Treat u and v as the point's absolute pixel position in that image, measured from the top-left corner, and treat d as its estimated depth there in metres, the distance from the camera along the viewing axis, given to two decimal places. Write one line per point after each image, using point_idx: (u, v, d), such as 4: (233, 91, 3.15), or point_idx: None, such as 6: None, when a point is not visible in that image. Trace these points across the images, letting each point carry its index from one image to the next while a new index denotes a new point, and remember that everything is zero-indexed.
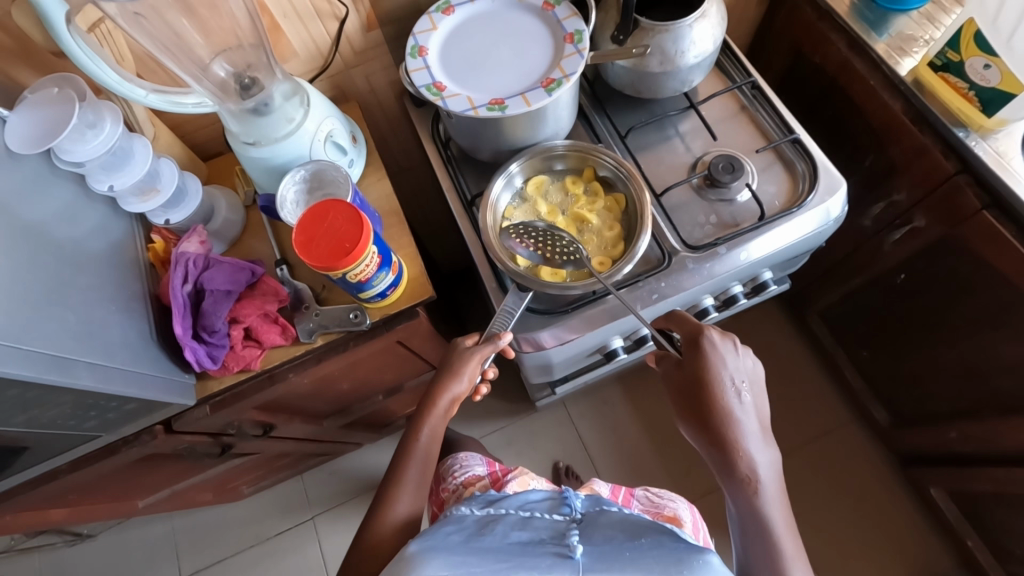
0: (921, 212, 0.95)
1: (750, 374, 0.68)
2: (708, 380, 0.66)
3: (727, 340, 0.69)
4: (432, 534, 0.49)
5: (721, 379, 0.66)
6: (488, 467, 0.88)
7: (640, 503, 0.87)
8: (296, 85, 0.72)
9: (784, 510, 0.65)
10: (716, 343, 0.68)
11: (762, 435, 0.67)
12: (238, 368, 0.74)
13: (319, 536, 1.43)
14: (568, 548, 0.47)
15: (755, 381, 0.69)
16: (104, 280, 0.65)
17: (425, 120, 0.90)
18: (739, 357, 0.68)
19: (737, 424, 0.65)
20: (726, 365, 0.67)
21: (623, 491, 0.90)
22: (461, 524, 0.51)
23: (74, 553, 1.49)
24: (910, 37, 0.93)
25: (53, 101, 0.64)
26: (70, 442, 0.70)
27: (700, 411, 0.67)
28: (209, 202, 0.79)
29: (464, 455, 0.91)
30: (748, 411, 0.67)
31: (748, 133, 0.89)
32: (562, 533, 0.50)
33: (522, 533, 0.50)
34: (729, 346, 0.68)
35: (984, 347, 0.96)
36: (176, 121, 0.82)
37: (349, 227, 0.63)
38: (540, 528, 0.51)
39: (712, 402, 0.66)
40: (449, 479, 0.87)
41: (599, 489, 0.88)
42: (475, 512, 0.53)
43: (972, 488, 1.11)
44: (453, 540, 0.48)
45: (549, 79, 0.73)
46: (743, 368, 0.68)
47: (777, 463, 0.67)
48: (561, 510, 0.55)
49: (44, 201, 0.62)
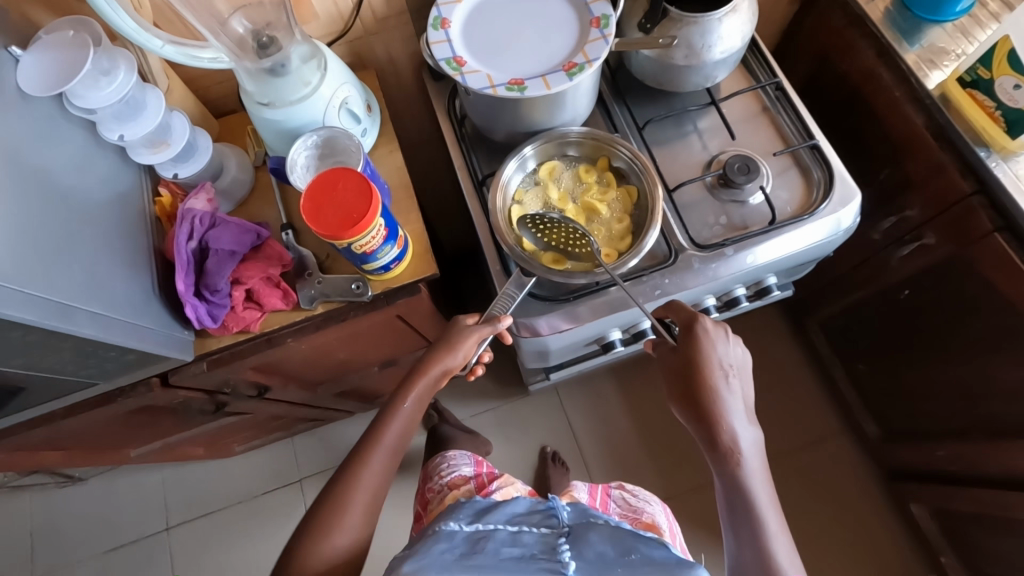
0: (932, 230, 0.94)
1: (739, 361, 0.69)
2: (699, 364, 0.67)
3: (719, 328, 0.69)
4: (424, 554, 0.52)
5: (711, 362, 0.67)
6: (475, 469, 0.90)
7: (617, 507, 0.89)
8: (315, 48, 0.71)
9: (771, 493, 0.64)
10: (707, 328, 0.68)
11: (749, 420, 0.67)
12: (237, 329, 0.75)
13: (306, 499, 1.46)
14: (560, 565, 0.53)
15: (744, 368, 0.69)
16: (110, 231, 0.65)
17: (442, 95, 0.89)
18: (731, 345, 0.68)
19: (725, 408, 0.65)
20: (717, 351, 0.67)
21: (601, 492, 0.92)
22: (452, 541, 0.55)
23: (66, 495, 1.52)
24: (942, 50, 0.91)
25: (68, 44, 0.62)
26: (67, 387, 0.71)
27: (691, 395, 0.67)
28: (219, 160, 0.78)
29: (452, 454, 0.93)
30: (736, 397, 0.67)
31: (767, 136, 0.87)
32: (553, 547, 0.55)
33: (513, 548, 0.55)
34: (720, 333, 0.68)
35: (982, 370, 0.97)
36: (190, 75, 0.81)
37: (359, 199, 0.62)
38: (531, 542, 0.56)
39: (702, 386, 0.66)
40: (435, 479, 0.89)
41: (578, 495, 0.89)
42: (464, 527, 0.57)
43: (953, 506, 1.12)
44: (446, 560, 0.52)
45: (571, 63, 0.71)
46: (733, 355, 0.68)
47: (763, 448, 0.67)
48: (548, 522, 0.58)
49: (54, 145, 0.61)
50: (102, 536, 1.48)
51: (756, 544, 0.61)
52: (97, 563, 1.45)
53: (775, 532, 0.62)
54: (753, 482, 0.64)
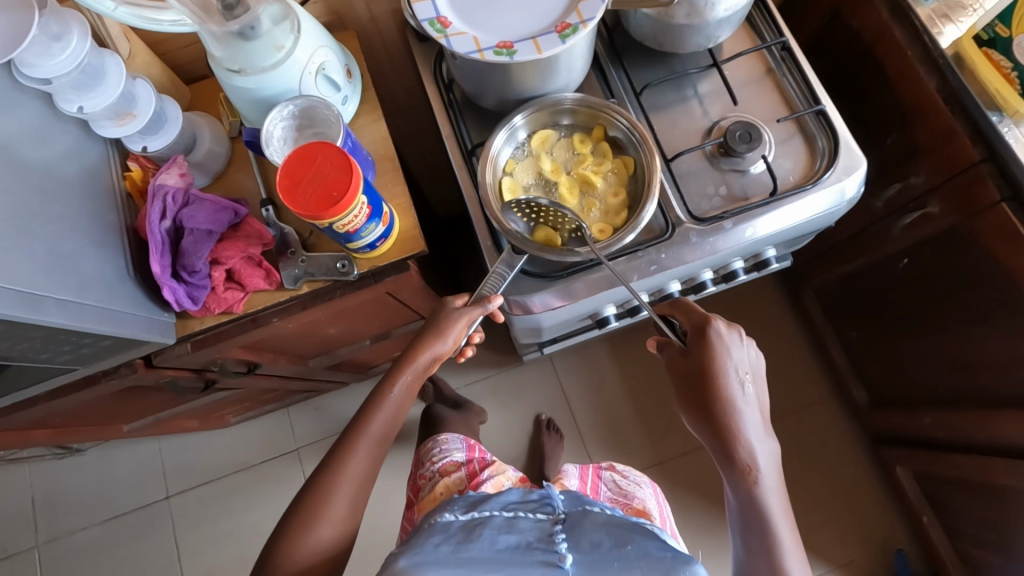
0: (937, 198, 0.92)
1: (754, 367, 0.68)
2: (714, 372, 0.66)
3: (734, 332, 0.68)
4: (420, 548, 0.51)
5: (726, 370, 0.66)
6: (468, 455, 0.90)
7: (607, 489, 0.90)
8: (286, 8, 0.65)
9: (785, 506, 0.64)
10: (722, 334, 0.68)
11: (765, 430, 0.66)
12: (219, 310, 0.72)
13: (303, 467, 1.47)
14: (557, 557, 0.52)
15: (759, 374, 0.68)
16: (75, 211, 0.61)
17: (428, 58, 0.83)
18: (744, 351, 0.68)
19: (742, 419, 0.64)
20: (733, 358, 0.66)
21: (592, 475, 0.93)
22: (446, 532, 0.54)
23: (65, 465, 1.53)
24: (959, 3, 0.85)
25: (10, 5, 0.57)
26: (46, 372, 0.68)
27: (707, 403, 0.65)
28: (191, 131, 0.74)
29: (445, 439, 0.94)
30: (752, 405, 0.66)
31: (771, 101, 0.83)
32: (549, 536, 0.55)
33: (510, 537, 0.54)
34: (735, 338, 0.68)
35: (973, 341, 0.96)
36: (155, 37, 0.75)
37: (338, 174, 0.59)
38: (527, 529, 0.55)
39: (718, 395, 0.65)
40: (427, 465, 0.90)
41: (568, 483, 0.90)
42: (459, 517, 0.56)
43: (938, 472, 1.14)
44: (442, 554, 0.51)
45: (565, 24, 0.66)
46: (748, 362, 0.67)
47: (778, 459, 0.66)
48: (545, 509, 0.58)
49: (6, 118, 0.57)
50: (103, 505, 1.50)
51: (769, 556, 0.61)
52: (100, 530, 1.48)
53: (789, 546, 0.62)
54: (769, 495, 0.63)
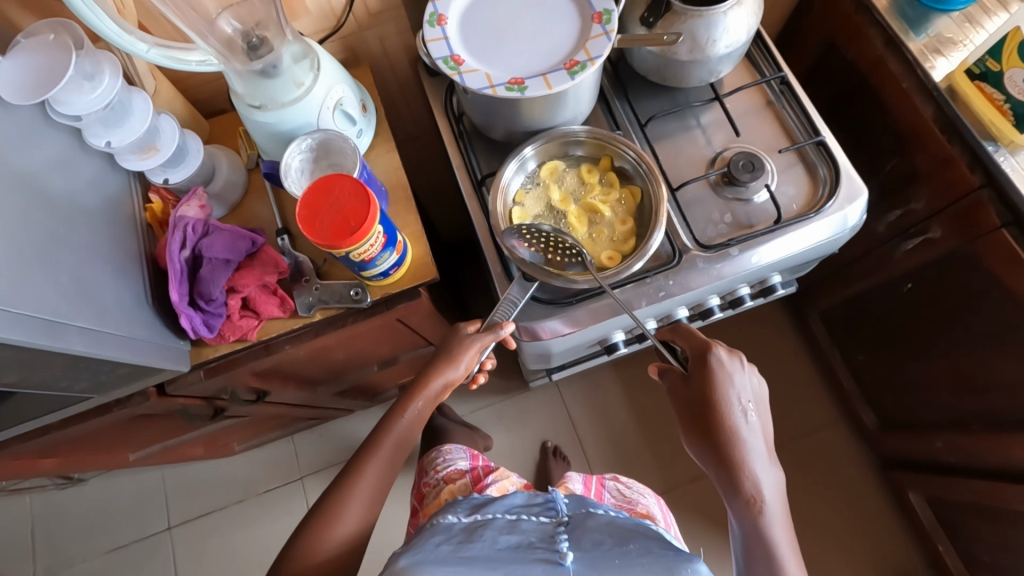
0: (938, 223, 0.93)
1: (756, 394, 0.68)
2: (718, 401, 0.66)
3: (736, 359, 0.68)
4: (421, 546, 0.52)
5: (729, 398, 0.66)
6: (471, 462, 0.90)
7: (612, 497, 0.89)
8: (307, 47, 0.68)
9: (790, 535, 0.64)
10: (726, 362, 0.67)
11: (768, 458, 0.66)
12: (234, 338, 0.73)
13: (308, 495, 1.46)
14: (557, 556, 0.52)
15: (761, 401, 0.69)
16: (98, 240, 0.62)
17: (439, 92, 0.86)
18: (746, 378, 0.68)
19: (747, 449, 0.64)
20: (735, 386, 0.67)
21: (595, 483, 0.92)
22: (449, 532, 0.55)
23: (66, 495, 1.51)
24: (949, 40, 0.89)
25: (48, 48, 0.60)
26: (62, 400, 0.69)
27: (710, 433, 0.66)
28: (211, 163, 0.76)
29: (449, 448, 0.93)
30: (755, 433, 0.66)
31: (772, 131, 0.85)
32: (550, 537, 0.55)
33: (510, 537, 0.55)
34: (737, 364, 0.68)
35: (981, 363, 0.96)
36: (178, 74, 0.79)
37: (354, 204, 0.60)
38: (529, 530, 0.56)
39: (722, 425, 0.65)
40: (431, 474, 0.89)
41: (573, 487, 0.89)
42: (462, 519, 0.57)
43: (951, 498, 1.12)
44: (442, 550, 0.51)
45: (572, 61, 0.69)
46: (749, 389, 0.67)
47: (782, 486, 0.67)
48: (548, 512, 0.59)
49: (37, 153, 0.59)
50: (103, 536, 1.47)
51: None
52: (99, 563, 1.45)
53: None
54: (774, 524, 0.63)
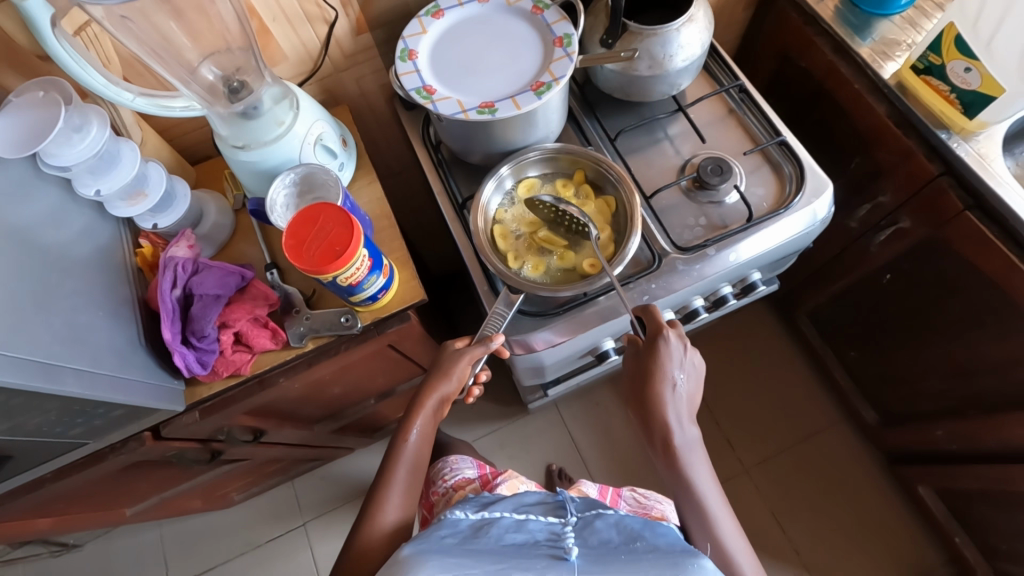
0: (906, 213, 0.97)
1: (692, 369, 0.74)
2: (653, 379, 0.71)
3: (681, 341, 0.72)
4: (427, 539, 0.53)
5: (664, 376, 0.71)
6: (478, 471, 0.90)
7: (628, 504, 0.89)
8: (286, 88, 0.72)
9: (715, 485, 0.72)
10: (668, 345, 0.71)
11: (690, 419, 0.74)
12: (228, 373, 0.74)
13: (311, 541, 1.42)
14: (563, 551, 0.52)
15: (696, 373, 0.74)
16: (90, 285, 0.64)
17: (416, 124, 0.90)
18: (686, 359, 0.73)
19: (672, 416, 0.72)
20: (673, 366, 0.72)
21: (611, 492, 0.92)
22: (455, 527, 0.55)
23: (61, 562, 1.47)
24: (893, 41, 0.95)
25: (39, 104, 0.63)
26: (56, 449, 0.69)
27: (641, 404, 0.73)
28: (198, 206, 0.79)
29: (454, 458, 0.93)
30: (682, 402, 0.73)
31: (736, 137, 0.90)
32: (557, 535, 0.55)
33: (517, 535, 0.55)
34: (681, 346, 0.72)
35: (967, 345, 0.98)
36: (163, 125, 0.82)
37: (340, 230, 0.63)
38: (536, 529, 0.56)
39: (653, 399, 0.72)
40: (439, 483, 0.89)
41: (587, 490, 0.90)
42: (469, 515, 0.57)
43: (959, 485, 1.12)
44: (448, 543, 0.52)
45: (538, 83, 0.73)
46: (685, 369, 0.73)
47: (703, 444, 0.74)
48: (558, 513, 0.60)
49: (28, 205, 0.61)
50: None
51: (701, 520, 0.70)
52: None
53: (720, 519, 0.70)
54: (697, 473, 0.71)
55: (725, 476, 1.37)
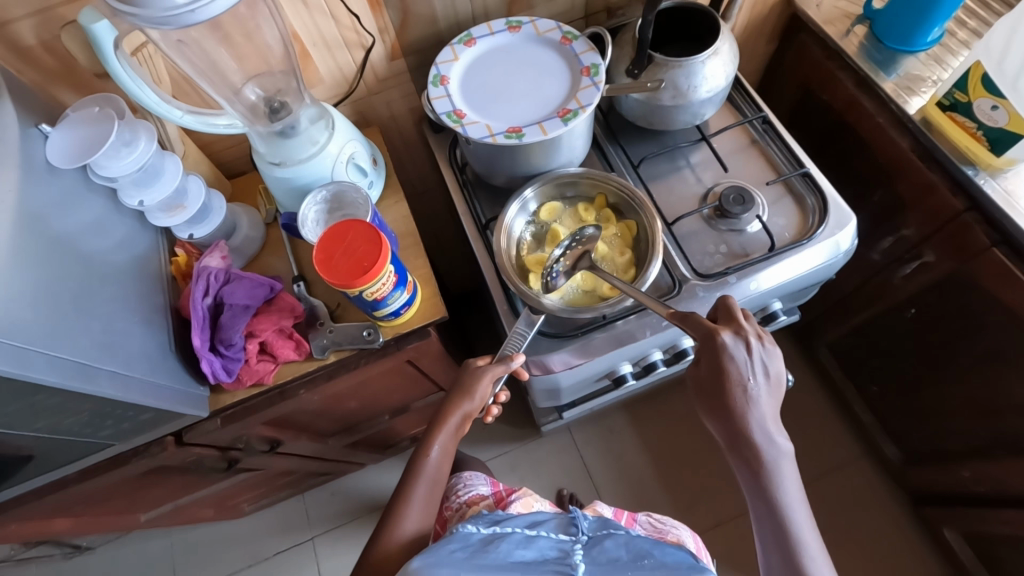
0: (931, 248, 0.95)
1: (770, 373, 0.68)
2: (725, 385, 0.67)
3: (747, 345, 0.67)
4: (435, 552, 0.53)
5: (737, 382, 0.67)
6: (493, 487, 0.89)
7: (643, 527, 0.87)
8: (322, 110, 0.76)
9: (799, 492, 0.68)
10: (731, 348, 0.67)
11: (776, 426, 0.69)
12: (251, 382, 0.76)
13: (318, 557, 1.42)
14: (569, 567, 0.52)
15: (776, 382, 0.69)
16: (128, 291, 0.66)
17: (443, 146, 0.93)
18: (759, 362, 0.67)
19: (754, 423, 0.67)
20: (744, 371, 0.66)
21: (626, 514, 0.91)
22: (465, 541, 0.56)
23: (72, 564, 1.48)
24: (918, 77, 0.95)
25: (93, 119, 0.66)
26: (82, 449, 0.70)
27: (718, 411, 0.69)
28: (232, 219, 0.82)
29: (469, 474, 0.92)
30: (762, 406, 0.68)
31: (758, 166, 0.90)
32: (566, 553, 0.55)
33: (526, 551, 0.54)
34: (750, 350, 0.67)
35: (995, 385, 0.96)
36: (204, 141, 0.85)
37: (368, 247, 0.65)
38: (545, 547, 0.56)
39: (727, 406, 0.68)
40: (451, 498, 0.89)
41: (602, 510, 0.89)
42: (480, 530, 0.58)
43: (986, 530, 1.08)
44: (456, 557, 0.52)
45: (565, 110, 0.76)
46: (761, 373, 0.67)
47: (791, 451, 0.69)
48: (569, 530, 0.60)
49: (77, 212, 0.64)
50: None
51: (779, 529, 0.67)
52: None
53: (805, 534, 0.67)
54: (782, 476, 0.68)
55: (741, 510, 1.33)
